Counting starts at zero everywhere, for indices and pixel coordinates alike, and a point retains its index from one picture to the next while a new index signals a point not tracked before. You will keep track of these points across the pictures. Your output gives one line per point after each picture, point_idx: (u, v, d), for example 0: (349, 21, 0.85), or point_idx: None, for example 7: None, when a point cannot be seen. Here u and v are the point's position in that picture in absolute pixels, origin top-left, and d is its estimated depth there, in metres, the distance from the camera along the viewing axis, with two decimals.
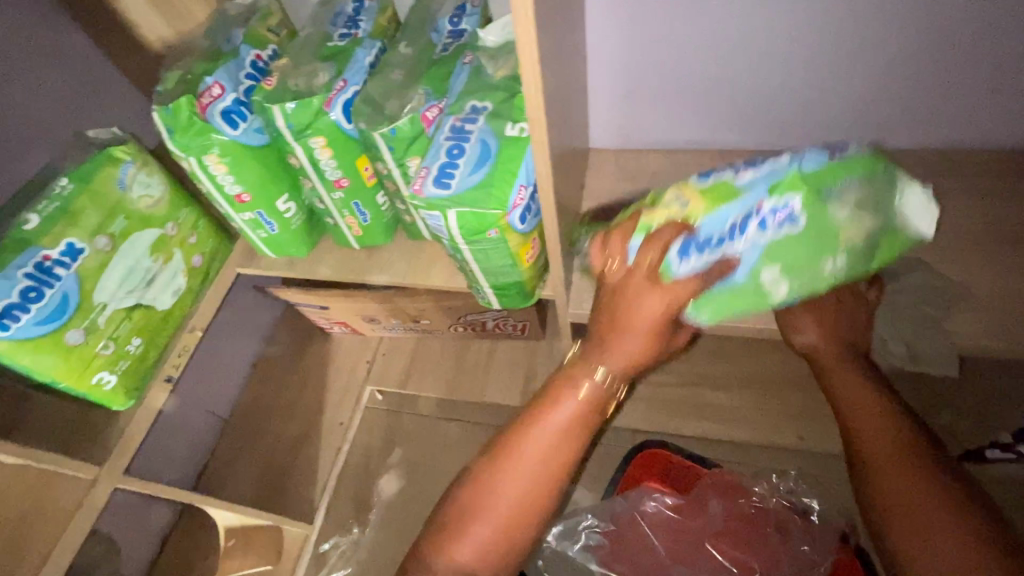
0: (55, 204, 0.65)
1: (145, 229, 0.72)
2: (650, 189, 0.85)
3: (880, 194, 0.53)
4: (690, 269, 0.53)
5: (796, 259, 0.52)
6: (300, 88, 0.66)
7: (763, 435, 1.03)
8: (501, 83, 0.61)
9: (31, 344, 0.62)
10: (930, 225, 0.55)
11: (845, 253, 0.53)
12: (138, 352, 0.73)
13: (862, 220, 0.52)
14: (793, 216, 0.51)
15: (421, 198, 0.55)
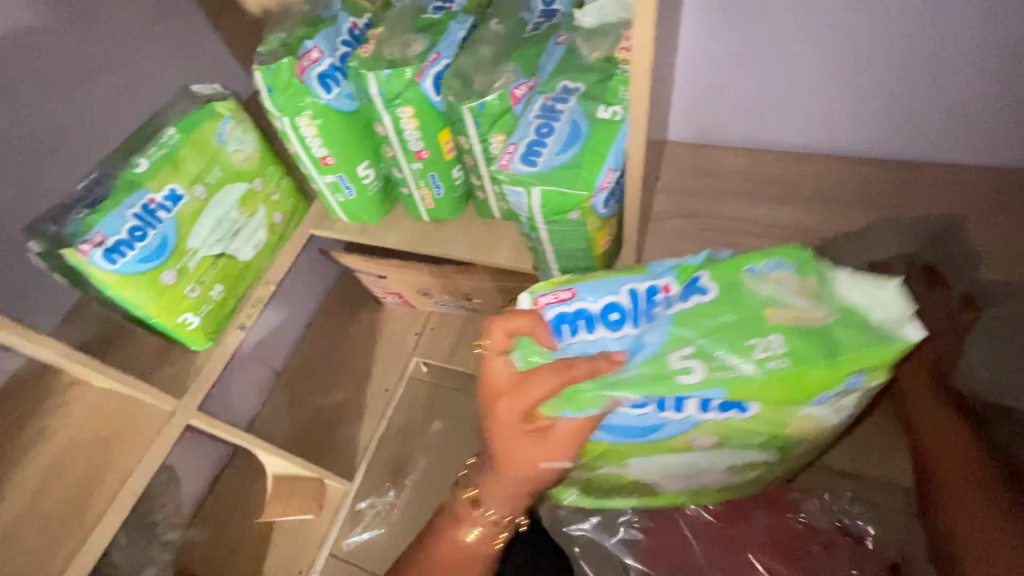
0: (161, 151, 0.69)
1: (237, 183, 0.76)
2: (727, 187, 0.82)
3: (820, 285, 0.49)
4: (570, 349, 0.50)
5: (710, 346, 0.48)
6: (394, 58, 0.67)
7: (816, 454, 1.01)
8: (596, 64, 0.60)
9: (132, 280, 0.68)
10: (912, 323, 0.48)
11: (776, 353, 0.48)
12: (219, 298, 0.78)
13: (789, 314, 0.48)
14: (702, 292, 0.49)
15: (507, 173, 0.55)
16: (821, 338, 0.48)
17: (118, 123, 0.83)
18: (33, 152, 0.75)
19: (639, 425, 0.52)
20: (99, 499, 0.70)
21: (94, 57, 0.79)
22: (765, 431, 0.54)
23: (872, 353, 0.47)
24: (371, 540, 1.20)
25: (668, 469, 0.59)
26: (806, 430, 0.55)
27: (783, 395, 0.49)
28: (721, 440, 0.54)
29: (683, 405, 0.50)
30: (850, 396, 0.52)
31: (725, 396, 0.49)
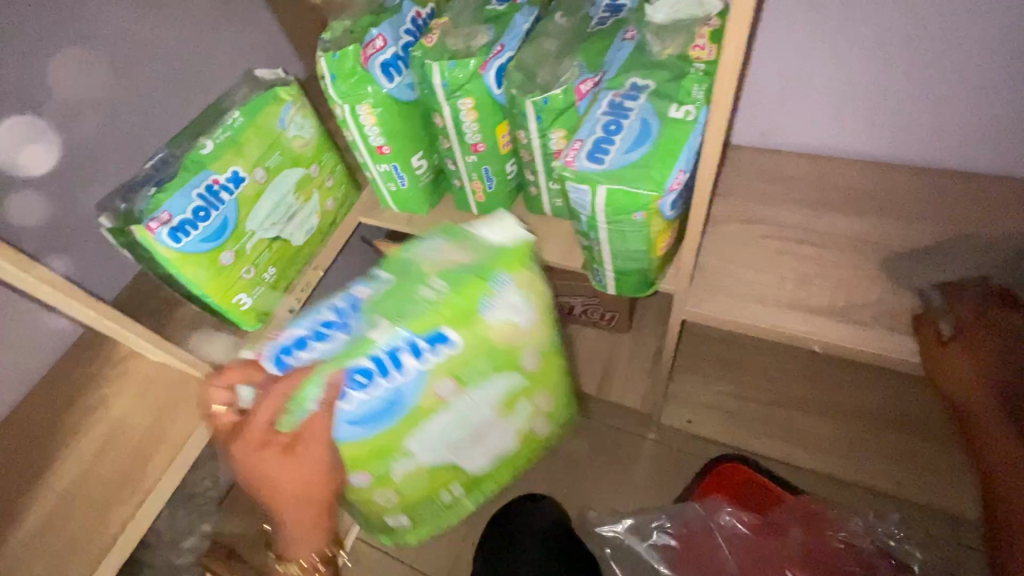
0: (227, 134, 0.70)
1: (294, 168, 0.77)
2: (788, 192, 0.79)
3: (462, 237, 0.69)
4: (304, 362, 0.62)
5: (384, 299, 0.65)
6: (458, 49, 0.67)
7: (858, 472, 1.00)
8: (668, 61, 0.59)
9: (193, 258, 0.69)
10: (521, 228, 0.70)
11: (435, 279, 0.65)
12: (271, 280, 0.80)
13: (449, 258, 0.67)
14: (372, 280, 0.67)
15: (573, 170, 0.54)
16: (470, 265, 0.66)
17: (180, 103, 0.85)
18: (101, 128, 0.77)
19: (377, 404, 0.64)
20: (150, 470, 0.72)
21: (162, 35, 0.80)
22: (484, 356, 0.68)
23: (497, 259, 0.67)
24: None
25: (456, 422, 0.71)
26: (512, 341, 0.69)
27: (474, 311, 0.65)
28: (457, 379, 0.67)
29: (403, 360, 0.63)
30: (525, 304, 0.68)
31: (426, 334, 0.63)
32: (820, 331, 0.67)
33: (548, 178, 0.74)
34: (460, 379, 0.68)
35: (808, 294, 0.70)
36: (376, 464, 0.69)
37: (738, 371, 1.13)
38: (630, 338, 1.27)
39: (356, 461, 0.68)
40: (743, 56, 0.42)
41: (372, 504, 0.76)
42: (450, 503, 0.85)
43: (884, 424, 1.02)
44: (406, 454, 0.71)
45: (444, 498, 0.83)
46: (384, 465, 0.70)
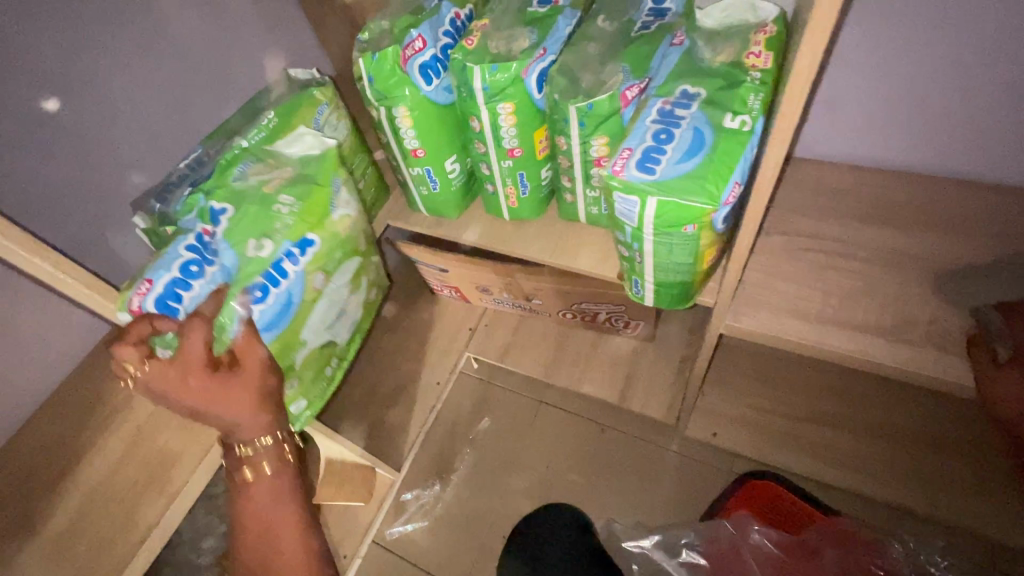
0: (262, 133, 0.74)
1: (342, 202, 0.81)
2: (831, 204, 0.77)
3: (274, 155, 0.73)
4: (194, 302, 0.64)
5: (243, 224, 0.67)
6: (499, 52, 0.65)
7: (888, 491, 0.97)
8: (721, 69, 0.56)
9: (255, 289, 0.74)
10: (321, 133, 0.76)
11: (281, 195, 0.70)
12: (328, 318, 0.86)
13: (274, 177, 0.71)
14: (223, 211, 0.68)
15: (621, 179, 0.52)
16: (297, 179, 0.72)
17: (209, 99, 0.83)
18: (131, 124, 0.76)
19: (276, 307, 0.69)
20: (177, 473, 0.71)
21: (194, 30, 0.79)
22: (340, 249, 0.76)
23: (327, 163, 0.74)
24: (415, 531, 1.20)
25: (332, 310, 0.78)
26: (354, 232, 0.77)
27: (322, 213, 0.72)
28: (328, 271, 0.75)
29: (286, 267, 0.69)
30: (353, 198, 0.77)
31: (292, 240, 0.69)
32: (867, 350, 0.64)
33: (585, 185, 0.72)
34: (328, 272, 0.76)
35: (853, 310, 0.67)
36: (283, 361, 0.73)
37: (766, 383, 1.11)
38: (654, 347, 1.24)
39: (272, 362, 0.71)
40: (820, 66, 0.40)
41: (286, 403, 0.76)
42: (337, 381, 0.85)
43: (916, 442, 1.00)
44: (302, 344, 0.75)
45: (329, 373, 0.82)
46: (288, 358, 0.73)
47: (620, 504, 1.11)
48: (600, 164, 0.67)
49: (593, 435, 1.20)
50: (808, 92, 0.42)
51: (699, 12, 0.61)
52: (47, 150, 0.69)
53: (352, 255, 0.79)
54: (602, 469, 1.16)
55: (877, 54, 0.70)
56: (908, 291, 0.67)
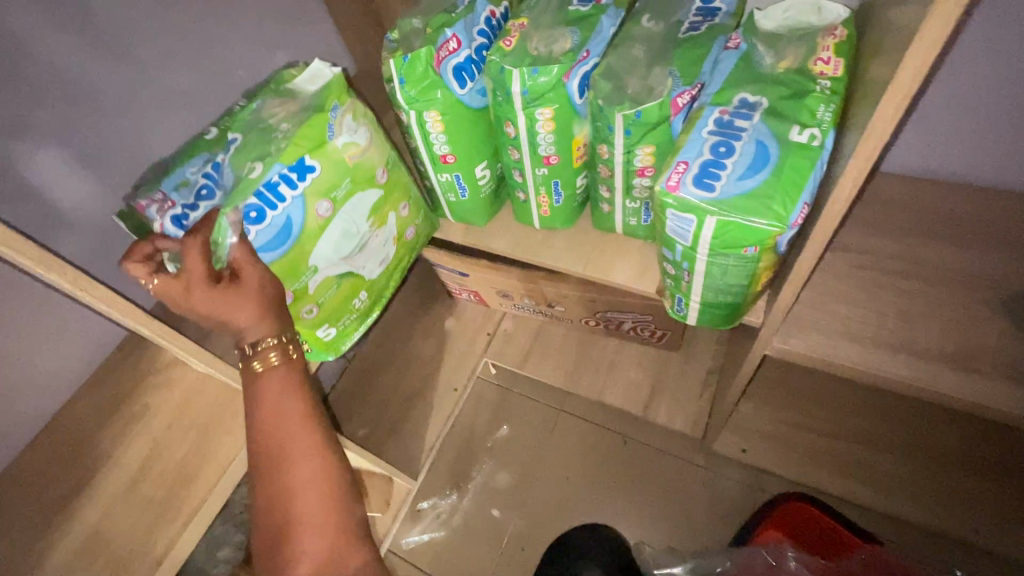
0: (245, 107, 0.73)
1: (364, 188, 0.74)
2: (880, 220, 0.73)
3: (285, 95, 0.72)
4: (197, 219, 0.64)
5: (246, 153, 0.67)
6: (540, 54, 0.62)
7: (925, 513, 0.95)
8: (785, 77, 0.52)
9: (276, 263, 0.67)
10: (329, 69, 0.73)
11: (283, 123, 0.68)
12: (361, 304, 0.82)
13: (282, 111, 0.70)
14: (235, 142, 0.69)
15: (676, 196, 0.48)
16: (301, 110, 0.69)
17: (221, 96, 0.81)
18: (144, 123, 0.74)
19: (273, 231, 0.65)
20: (196, 489, 0.69)
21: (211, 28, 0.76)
22: (347, 179, 0.71)
23: (332, 91, 0.70)
24: (432, 541, 1.18)
25: (348, 241, 0.73)
26: (365, 161, 0.72)
27: (321, 136, 0.67)
28: (336, 200, 0.70)
29: (282, 191, 0.65)
30: (362, 128, 0.71)
31: (288, 164, 0.65)
32: (929, 379, 0.60)
33: (625, 196, 0.68)
34: (337, 200, 0.70)
35: (913, 335, 0.63)
36: (290, 285, 0.70)
37: (800, 397, 1.07)
38: (680, 357, 1.21)
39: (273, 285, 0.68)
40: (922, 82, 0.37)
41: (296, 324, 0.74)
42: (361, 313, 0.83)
43: (957, 463, 0.96)
44: (311, 271, 0.71)
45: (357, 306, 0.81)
46: (296, 280, 0.70)
47: (645, 520, 1.08)
48: (644, 175, 0.63)
49: (616, 447, 1.17)
50: (905, 108, 0.38)
51: (757, 13, 0.57)
52: (59, 152, 0.67)
53: (365, 187, 0.73)
54: (625, 482, 1.13)
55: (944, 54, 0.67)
56: (972, 315, 0.64)
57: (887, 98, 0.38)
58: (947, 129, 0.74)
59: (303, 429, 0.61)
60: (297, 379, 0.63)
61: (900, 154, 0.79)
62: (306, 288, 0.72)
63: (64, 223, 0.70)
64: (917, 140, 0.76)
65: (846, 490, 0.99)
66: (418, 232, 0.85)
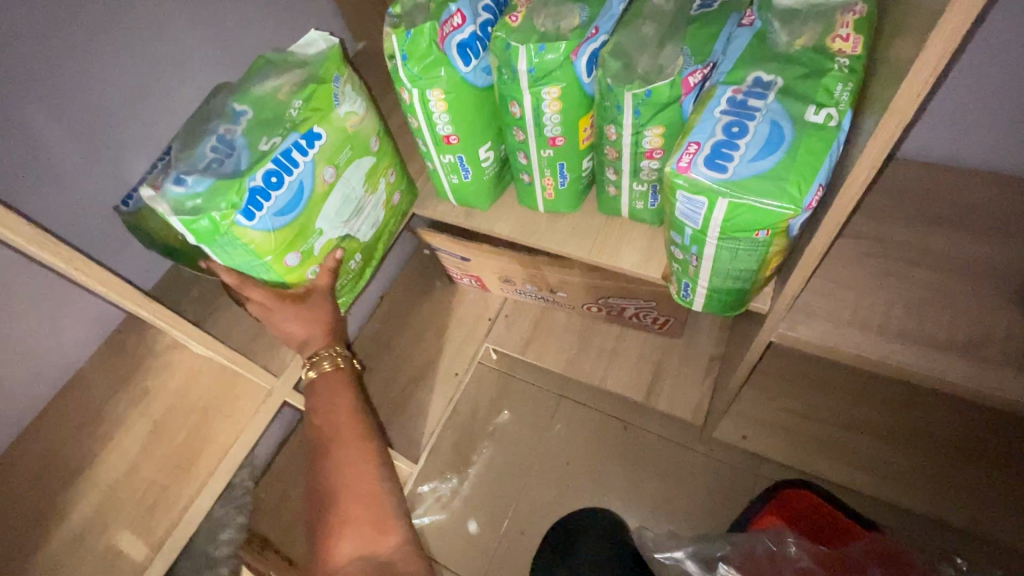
0: (247, 74, 0.70)
1: (361, 156, 0.72)
2: (891, 207, 0.72)
3: (287, 65, 0.70)
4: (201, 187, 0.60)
5: (256, 125, 0.65)
6: (546, 31, 0.60)
7: (922, 502, 0.94)
8: (802, 55, 0.51)
9: (282, 233, 0.65)
10: (327, 39, 0.70)
11: (288, 94, 0.67)
12: (355, 267, 0.79)
13: (284, 82, 0.68)
14: (240, 114, 0.66)
15: (688, 177, 0.47)
16: (304, 80, 0.67)
17: (219, 73, 0.79)
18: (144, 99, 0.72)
19: (287, 197, 0.64)
20: (197, 472, 0.69)
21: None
22: (349, 147, 0.69)
23: (333, 59, 0.68)
24: (433, 524, 1.18)
25: (348, 206, 0.72)
26: (364, 130, 0.71)
27: (327, 105, 0.66)
28: (340, 167, 0.69)
29: (295, 158, 0.64)
30: (361, 96, 0.70)
31: (300, 131, 0.64)
32: (938, 368, 0.59)
33: (633, 178, 0.67)
34: (341, 168, 0.69)
35: (922, 323, 0.62)
36: (297, 248, 0.68)
37: (804, 386, 1.06)
38: (682, 343, 1.20)
39: (279, 253, 0.66)
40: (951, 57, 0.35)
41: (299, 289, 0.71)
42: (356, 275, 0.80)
43: (959, 452, 0.95)
44: (317, 235, 0.69)
45: (352, 268, 0.78)
46: (304, 247, 0.68)
47: (644, 504, 1.09)
48: (652, 157, 0.62)
49: (616, 433, 1.18)
50: (930, 87, 0.37)
51: None
52: (53, 132, 0.65)
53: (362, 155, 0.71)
54: (626, 468, 1.14)
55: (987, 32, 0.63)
56: (984, 302, 0.63)
57: (913, 74, 0.36)
58: (970, 113, 0.71)
59: (353, 426, 0.70)
60: (345, 384, 0.73)
61: (922, 136, 0.76)
62: (310, 253, 0.70)
63: (59, 204, 0.68)
64: (939, 123, 0.74)
65: (844, 478, 0.98)
66: (403, 197, 0.83)
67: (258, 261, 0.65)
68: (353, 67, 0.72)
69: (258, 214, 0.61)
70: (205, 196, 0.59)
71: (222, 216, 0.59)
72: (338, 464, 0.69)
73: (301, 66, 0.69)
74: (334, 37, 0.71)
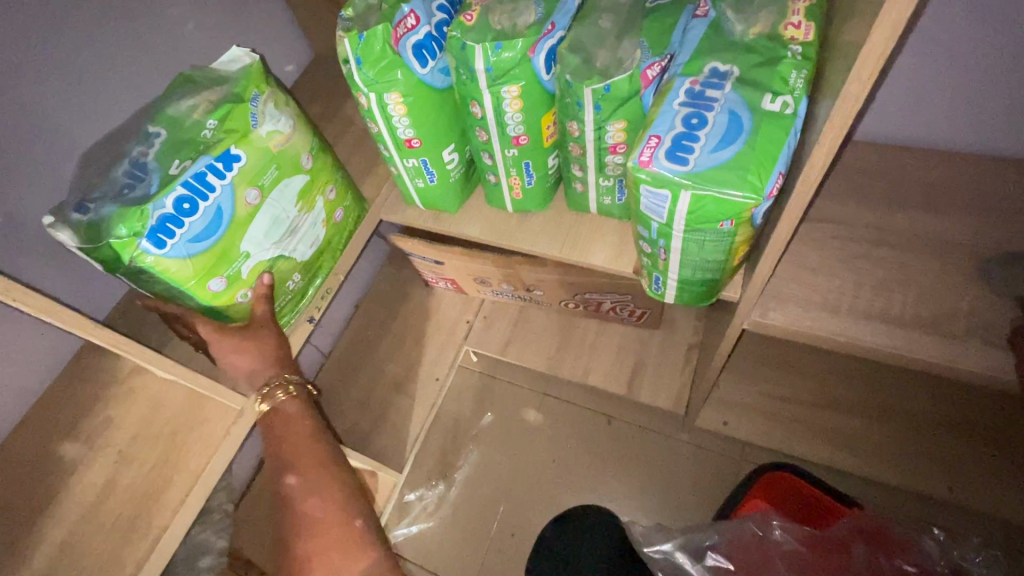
0: (166, 95, 0.69)
1: (291, 176, 0.69)
2: (852, 189, 0.73)
3: (206, 84, 0.69)
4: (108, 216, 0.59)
5: (170, 148, 0.64)
6: (503, 29, 0.59)
7: (900, 475, 0.96)
8: (756, 43, 0.51)
9: (198, 259, 0.63)
10: (247, 57, 0.69)
11: (205, 113, 0.65)
12: (296, 286, 0.75)
13: (201, 101, 0.66)
14: (154, 136, 0.65)
15: (649, 172, 0.47)
16: (223, 98, 0.66)
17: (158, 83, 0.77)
18: (72, 111, 0.69)
19: (201, 223, 0.61)
20: (167, 501, 0.66)
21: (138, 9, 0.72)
22: (276, 165, 0.67)
23: (251, 77, 0.67)
24: (421, 533, 1.17)
25: (280, 227, 0.69)
26: (291, 148, 0.68)
27: (245, 125, 0.64)
28: (265, 188, 0.66)
29: (210, 181, 0.62)
30: (286, 113, 0.68)
31: (213, 153, 0.62)
32: (906, 345, 0.60)
33: (598, 173, 0.66)
34: (267, 189, 0.67)
35: (888, 302, 0.63)
36: (221, 272, 0.65)
37: (779, 369, 1.08)
38: (660, 334, 1.21)
39: (197, 279, 0.64)
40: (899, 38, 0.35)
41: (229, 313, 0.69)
42: (298, 294, 0.77)
43: (932, 424, 0.98)
44: (243, 258, 0.66)
45: (291, 288, 0.75)
46: (228, 272, 0.66)
47: (631, 497, 1.10)
48: (616, 152, 0.62)
49: (601, 429, 1.18)
50: (882, 67, 0.37)
51: None
52: None
53: (291, 173, 0.69)
54: (612, 462, 1.14)
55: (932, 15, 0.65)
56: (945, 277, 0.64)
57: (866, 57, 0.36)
58: (920, 94, 0.73)
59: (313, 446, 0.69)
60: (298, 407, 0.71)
61: (877, 120, 0.78)
62: (238, 277, 0.67)
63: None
64: (892, 106, 0.76)
65: (824, 456, 1.00)
66: (349, 212, 0.80)
67: (179, 289, 0.63)
68: (278, 82, 0.70)
69: (169, 241, 0.60)
70: (108, 224, 0.58)
71: (123, 242, 0.57)
72: (299, 487, 0.67)
73: (220, 84, 0.68)
74: (256, 54, 0.70)
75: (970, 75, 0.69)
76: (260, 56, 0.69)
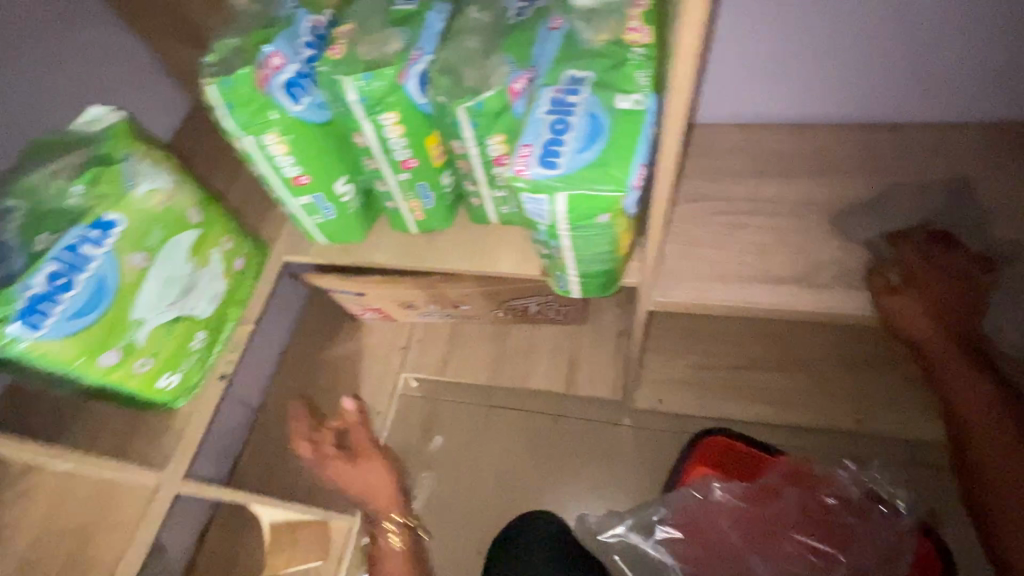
0: (22, 162, 0.64)
1: (178, 233, 0.66)
2: (725, 168, 0.80)
3: (67, 146, 0.64)
4: None
5: (33, 223, 0.59)
6: (371, 59, 0.60)
7: (816, 418, 1.05)
8: (605, 49, 0.55)
9: (81, 336, 0.58)
10: (111, 113, 0.64)
11: (69, 180, 0.60)
12: (203, 345, 0.71)
13: (63, 167, 0.61)
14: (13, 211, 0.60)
15: (525, 179, 0.49)
16: (88, 161, 0.62)
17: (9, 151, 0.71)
18: None
19: (80, 298, 0.57)
20: None
21: None
22: (159, 225, 0.64)
23: (119, 136, 0.63)
24: None
25: (174, 288, 0.66)
26: (176, 205, 0.65)
27: (117, 187, 0.60)
28: (151, 250, 0.63)
29: (85, 252, 0.58)
30: (164, 168, 0.64)
31: (84, 223, 0.58)
32: (784, 301, 0.67)
33: (491, 186, 0.69)
34: (153, 251, 0.63)
35: (766, 265, 0.69)
36: (112, 345, 0.61)
37: (698, 340, 1.15)
38: (590, 327, 1.25)
39: (84, 358, 0.59)
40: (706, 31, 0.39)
41: (129, 386, 0.65)
42: (207, 353, 0.73)
43: (836, 366, 1.08)
44: (136, 326, 0.63)
45: (197, 348, 0.71)
46: (121, 344, 0.62)
47: (587, 489, 1.12)
48: (502, 164, 0.63)
49: (550, 427, 1.19)
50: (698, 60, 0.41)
51: None
52: None
53: (178, 231, 0.65)
54: (567, 459, 1.16)
55: (743, 14, 0.73)
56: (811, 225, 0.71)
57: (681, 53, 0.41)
58: (767, 78, 0.80)
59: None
60: None
61: (734, 103, 0.84)
62: (133, 347, 0.63)
63: None
64: (745, 90, 0.82)
65: (750, 414, 1.08)
66: (250, 259, 0.77)
67: (65, 371, 0.59)
68: (150, 136, 0.66)
69: (44, 323, 0.55)
70: None
71: None
72: None
73: (83, 145, 0.63)
74: (121, 109, 0.65)
75: (790, 59, 0.77)
76: (125, 111, 0.65)
